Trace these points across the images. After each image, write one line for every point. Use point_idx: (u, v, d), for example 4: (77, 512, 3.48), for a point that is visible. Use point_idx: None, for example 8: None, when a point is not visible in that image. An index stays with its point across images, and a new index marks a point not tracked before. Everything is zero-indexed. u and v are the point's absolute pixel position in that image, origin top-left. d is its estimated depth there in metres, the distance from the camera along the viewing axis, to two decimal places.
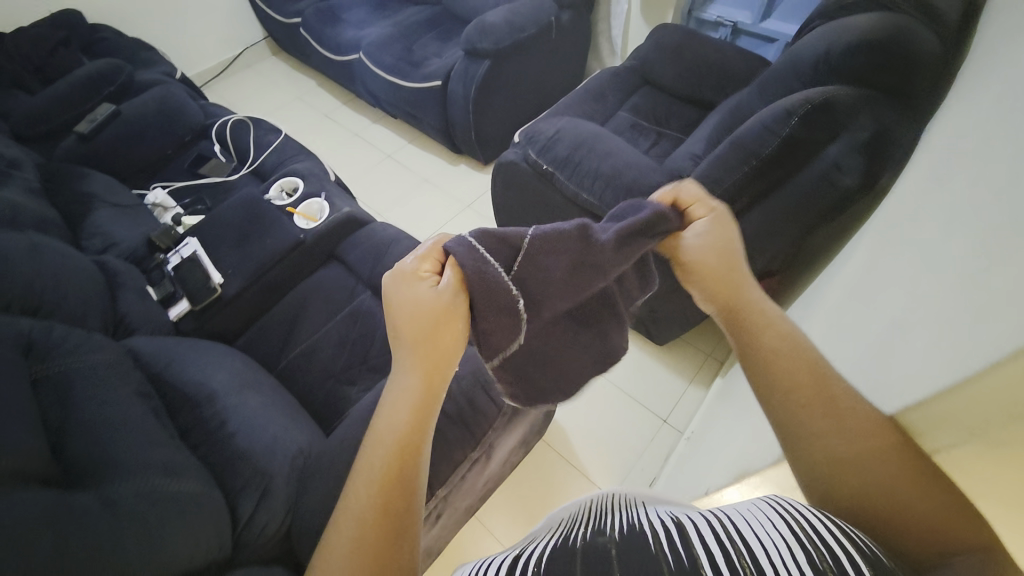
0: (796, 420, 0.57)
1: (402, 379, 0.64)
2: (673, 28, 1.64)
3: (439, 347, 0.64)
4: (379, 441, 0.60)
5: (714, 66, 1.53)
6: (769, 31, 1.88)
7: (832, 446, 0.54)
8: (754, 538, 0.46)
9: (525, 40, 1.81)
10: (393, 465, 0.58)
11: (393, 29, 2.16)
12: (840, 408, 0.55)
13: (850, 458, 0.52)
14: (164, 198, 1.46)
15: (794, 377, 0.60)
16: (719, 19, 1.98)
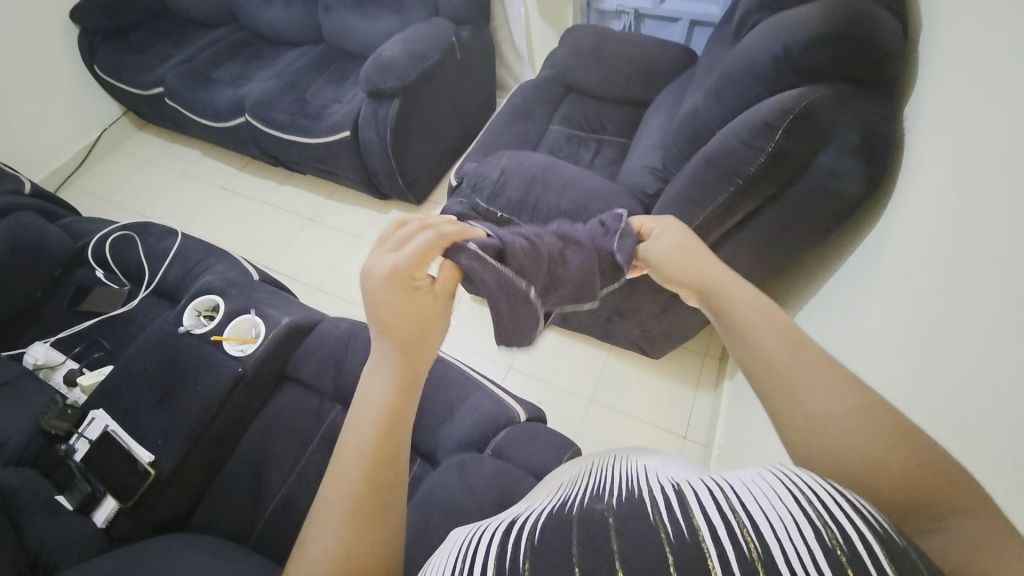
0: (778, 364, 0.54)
1: (376, 377, 0.57)
2: (583, 30, 1.57)
3: (421, 349, 0.57)
4: (360, 419, 0.55)
5: (635, 63, 1.47)
6: (671, 12, 1.86)
7: (815, 393, 0.50)
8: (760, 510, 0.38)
9: (430, 68, 1.66)
10: (377, 452, 0.53)
11: (277, 80, 1.91)
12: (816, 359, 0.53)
13: (832, 408, 0.48)
14: (49, 354, 1.18)
15: (761, 336, 0.56)
16: (619, 8, 1.93)
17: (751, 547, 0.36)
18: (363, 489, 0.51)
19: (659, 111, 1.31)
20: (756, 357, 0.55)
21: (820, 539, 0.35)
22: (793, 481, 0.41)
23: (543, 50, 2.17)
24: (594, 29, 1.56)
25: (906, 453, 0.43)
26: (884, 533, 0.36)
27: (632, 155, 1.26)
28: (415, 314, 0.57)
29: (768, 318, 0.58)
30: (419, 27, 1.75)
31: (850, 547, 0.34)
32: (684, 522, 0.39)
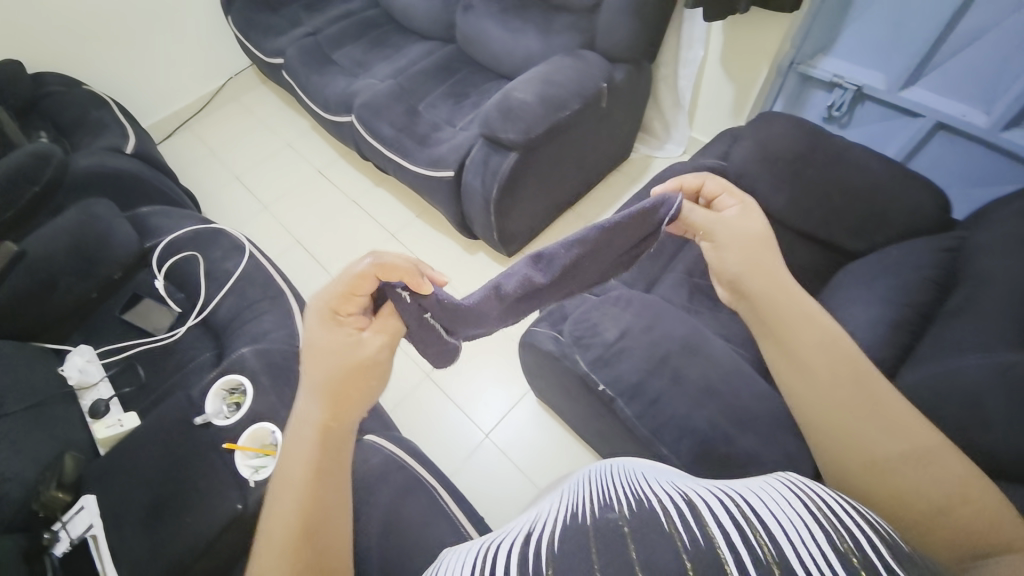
0: (838, 418, 0.62)
1: (299, 450, 0.55)
2: (783, 120, 1.15)
3: (345, 406, 0.57)
4: (284, 491, 0.54)
5: (850, 192, 1.04)
6: (911, 105, 1.35)
7: (874, 440, 0.60)
8: (773, 519, 0.49)
9: (567, 119, 1.34)
10: (313, 482, 0.54)
11: (395, 80, 1.71)
12: (877, 417, 0.61)
13: (892, 450, 0.59)
14: (89, 373, 1.08)
15: (824, 372, 0.64)
16: (836, 80, 1.44)
17: (772, 557, 0.44)
18: (305, 500, 0.53)
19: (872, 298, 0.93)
20: (812, 392, 0.65)
21: (831, 541, 0.46)
22: (808, 499, 0.52)
23: (711, 102, 1.74)
24: (800, 122, 1.14)
25: (963, 495, 0.55)
26: (893, 543, 0.46)
27: None
28: (343, 385, 0.57)
29: (811, 332, 0.67)
30: (566, 60, 1.42)
31: (863, 558, 0.43)
32: (703, 534, 0.48)
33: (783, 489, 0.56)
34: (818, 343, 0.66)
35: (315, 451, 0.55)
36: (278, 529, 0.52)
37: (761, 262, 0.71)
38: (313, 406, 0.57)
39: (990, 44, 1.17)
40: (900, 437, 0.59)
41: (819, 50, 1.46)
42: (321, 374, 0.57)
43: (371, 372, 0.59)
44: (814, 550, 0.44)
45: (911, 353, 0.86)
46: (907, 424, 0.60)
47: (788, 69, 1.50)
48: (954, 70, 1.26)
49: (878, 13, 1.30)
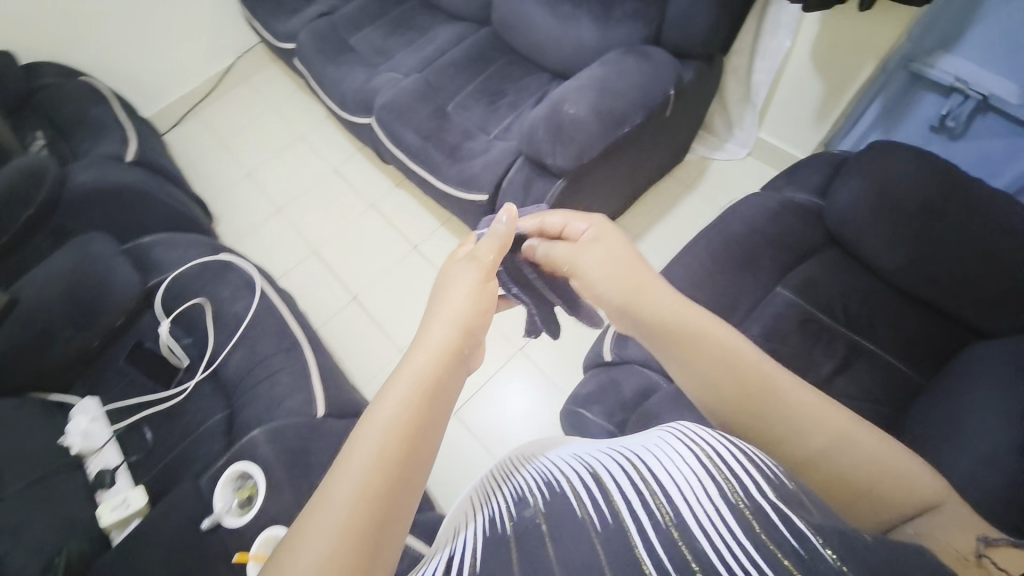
0: (779, 426, 0.53)
1: (398, 376, 0.42)
2: (907, 153, 0.92)
3: (465, 344, 0.47)
4: (374, 421, 0.39)
5: (992, 258, 0.83)
6: None
7: (815, 445, 0.53)
8: (673, 475, 0.43)
9: (625, 139, 1.13)
10: (421, 414, 0.40)
11: (421, 75, 1.49)
12: (808, 414, 0.54)
13: (826, 448, 0.52)
14: (93, 437, 0.99)
15: (734, 385, 0.55)
16: (955, 85, 1.16)
17: (671, 518, 0.40)
18: (403, 435, 0.38)
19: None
20: (734, 419, 0.55)
21: (725, 489, 0.41)
22: (700, 443, 0.46)
23: (789, 100, 1.47)
24: (930, 157, 0.91)
25: (896, 473, 0.54)
26: (777, 483, 0.41)
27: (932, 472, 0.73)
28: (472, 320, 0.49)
29: (701, 336, 0.57)
30: (629, 63, 1.16)
31: (753, 506, 0.39)
32: (609, 513, 0.42)
33: (676, 439, 0.49)
34: (718, 360, 0.56)
35: (423, 379, 0.42)
36: (361, 464, 0.36)
37: (632, 271, 0.63)
38: (433, 339, 0.45)
39: None
40: (830, 427, 0.54)
41: (940, 44, 1.16)
42: (454, 303, 0.49)
43: (484, 317, 0.51)
44: (709, 503, 0.40)
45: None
46: (823, 412, 0.54)
47: (893, 67, 1.22)
48: None
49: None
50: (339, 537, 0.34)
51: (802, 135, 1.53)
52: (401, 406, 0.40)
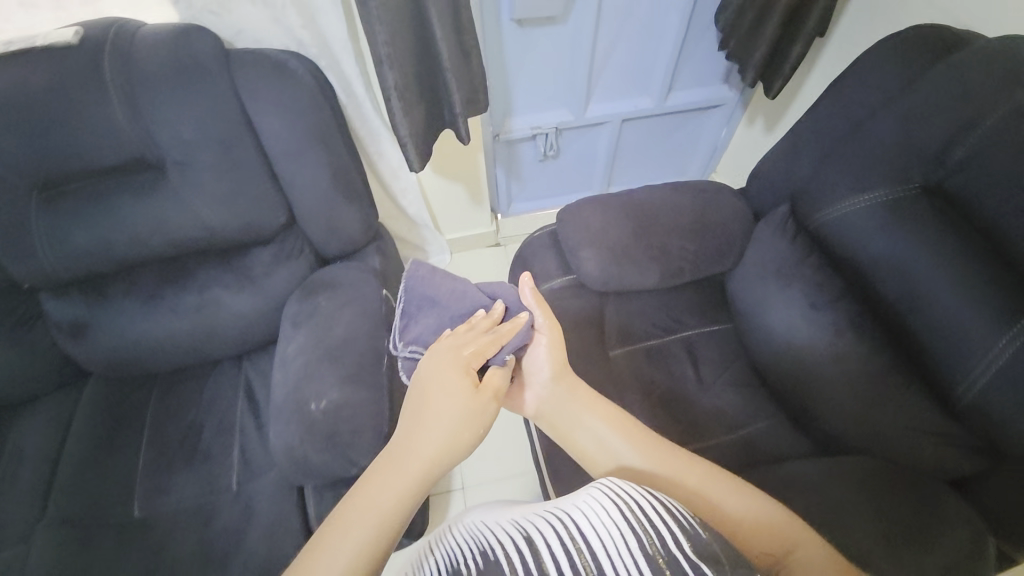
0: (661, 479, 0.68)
1: (401, 476, 0.63)
2: (584, 209, 1.08)
3: (442, 464, 0.66)
4: (375, 504, 0.60)
5: (690, 230, 1.05)
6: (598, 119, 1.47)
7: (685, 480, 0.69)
8: (592, 536, 0.47)
9: (392, 365, 0.95)
10: (402, 503, 0.62)
11: (52, 516, 0.92)
12: (687, 472, 0.70)
13: (693, 485, 0.68)
14: None
15: (629, 442, 0.74)
16: (534, 130, 1.46)
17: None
18: (386, 523, 0.59)
19: (789, 290, 0.94)
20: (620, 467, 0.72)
21: (643, 548, 0.45)
22: (620, 495, 0.52)
23: (444, 205, 1.57)
24: (597, 202, 1.09)
25: (761, 530, 0.65)
26: (695, 532, 0.47)
27: (819, 389, 0.88)
28: (457, 445, 0.66)
29: (634, 431, 0.76)
30: (320, 298, 0.98)
31: (669, 554, 0.44)
32: (538, 573, 0.46)
33: (601, 493, 0.53)
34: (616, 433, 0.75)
35: (401, 493, 0.62)
36: (343, 553, 0.56)
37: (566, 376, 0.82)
38: (427, 449, 0.65)
39: (625, 48, 1.32)
40: (708, 475, 0.70)
41: (503, 114, 1.42)
42: (440, 424, 0.66)
43: (459, 450, 0.67)
44: (626, 559, 0.44)
45: (860, 314, 0.86)
46: (702, 474, 0.70)
47: (488, 142, 1.45)
48: (612, 78, 1.39)
49: (532, 64, 1.30)
50: None
51: (475, 218, 1.66)
52: (394, 495, 0.61)
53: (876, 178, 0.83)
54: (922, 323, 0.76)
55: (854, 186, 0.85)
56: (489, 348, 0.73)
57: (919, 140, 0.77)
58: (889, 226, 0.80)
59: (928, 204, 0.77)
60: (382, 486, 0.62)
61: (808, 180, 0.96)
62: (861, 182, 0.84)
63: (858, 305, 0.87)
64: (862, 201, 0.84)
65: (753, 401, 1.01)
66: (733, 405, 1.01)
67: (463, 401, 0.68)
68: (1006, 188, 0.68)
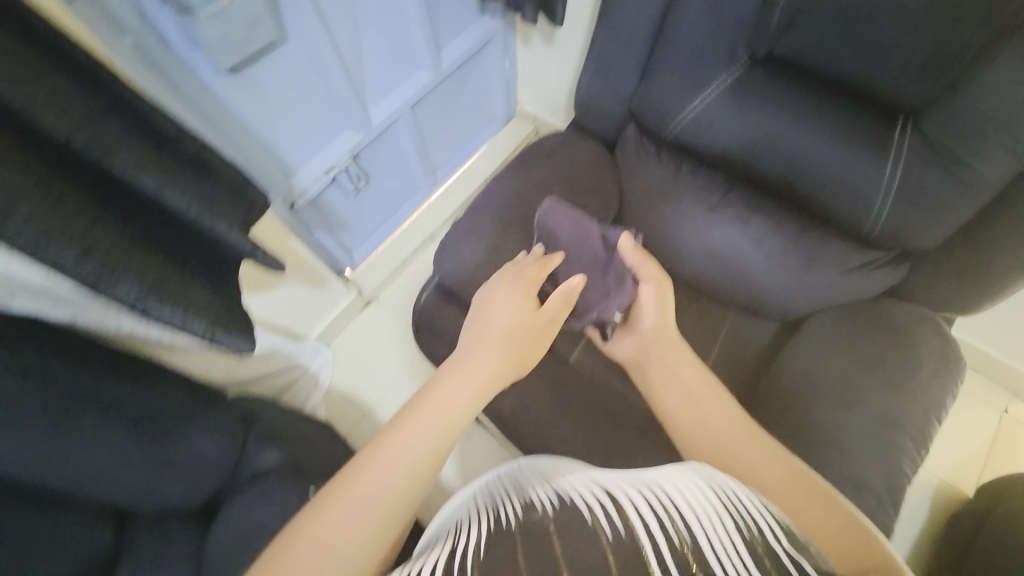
0: (737, 456, 0.65)
1: (467, 377, 0.67)
2: (457, 248, 0.93)
3: (498, 378, 0.69)
4: (444, 402, 0.64)
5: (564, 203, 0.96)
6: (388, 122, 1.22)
7: (751, 462, 0.64)
8: (689, 505, 0.44)
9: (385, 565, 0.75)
10: (464, 407, 0.64)
11: None
12: (758, 456, 0.65)
13: (767, 473, 0.62)
14: None
15: (716, 423, 0.70)
16: (331, 173, 1.16)
17: (688, 546, 0.40)
18: (449, 424, 0.62)
19: (684, 206, 0.92)
20: (710, 434, 0.69)
21: (742, 531, 0.42)
22: (719, 482, 0.49)
23: (290, 309, 1.26)
24: (463, 232, 0.94)
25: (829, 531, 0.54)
26: (793, 540, 0.43)
27: (755, 277, 0.90)
28: (507, 364, 0.71)
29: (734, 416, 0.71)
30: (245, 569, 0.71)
31: (769, 549, 0.40)
32: (624, 526, 0.42)
33: (703, 476, 0.50)
34: (709, 415, 0.72)
35: (468, 394, 0.65)
36: (413, 441, 0.59)
37: (657, 341, 0.82)
38: (486, 360, 0.69)
39: (370, 31, 1.06)
40: (780, 460, 0.64)
41: (285, 176, 1.09)
42: (496, 333, 0.73)
43: (510, 369, 0.71)
44: (727, 535, 0.41)
45: (757, 195, 0.86)
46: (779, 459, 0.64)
47: (288, 214, 1.11)
48: (376, 70, 1.13)
49: (281, 105, 0.98)
50: (382, 488, 0.55)
51: (329, 298, 1.36)
52: (460, 392, 0.65)
53: (709, 69, 0.79)
54: (813, 182, 0.77)
55: (691, 83, 0.81)
56: (540, 278, 0.79)
57: (733, 15, 0.73)
58: (743, 111, 0.78)
59: (766, 78, 0.75)
60: (454, 385, 0.66)
61: (641, 92, 0.89)
62: (695, 79, 0.80)
63: (754, 189, 0.86)
64: (706, 96, 0.81)
65: (709, 314, 1.01)
66: (698, 328, 0.99)
67: (514, 309, 0.75)
68: (825, 41, 0.67)
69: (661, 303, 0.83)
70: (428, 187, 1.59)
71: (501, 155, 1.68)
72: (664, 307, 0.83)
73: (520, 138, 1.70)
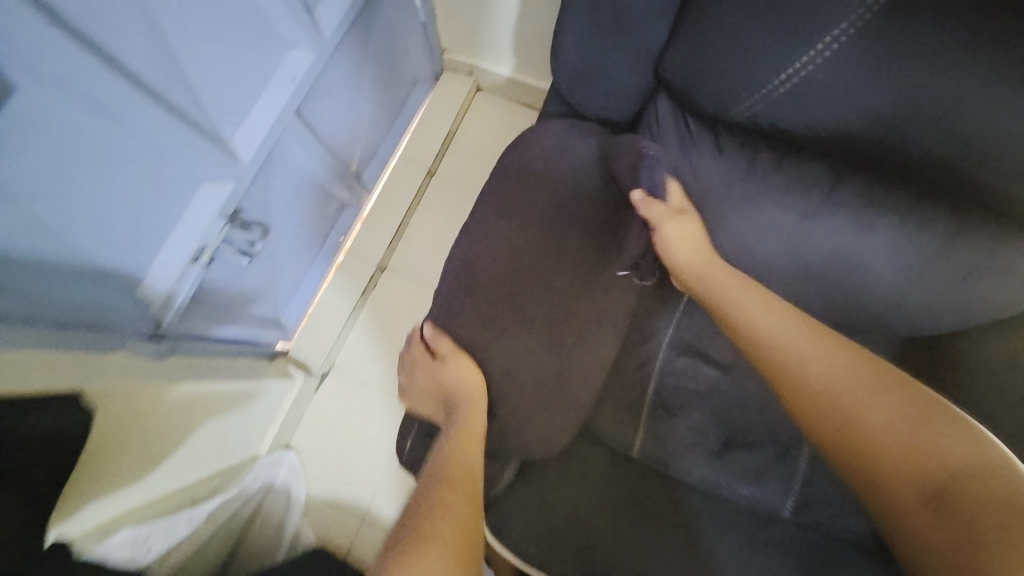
0: (865, 416, 0.47)
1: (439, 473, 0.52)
2: (432, 369, 0.60)
3: (473, 449, 0.55)
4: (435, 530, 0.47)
5: (578, 251, 0.62)
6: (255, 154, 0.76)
7: (874, 423, 0.46)
8: None
9: None
10: (459, 526, 0.48)
11: None
12: (879, 450, 0.45)
13: (891, 418, 0.46)
14: None
15: (834, 377, 0.49)
16: (193, 256, 0.74)
17: None
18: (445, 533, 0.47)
19: (761, 219, 0.60)
20: (812, 392, 0.49)
21: None
22: None
23: (217, 453, 0.87)
24: (438, 341, 0.59)
25: (919, 453, 0.44)
26: None
27: (885, 301, 0.61)
28: (470, 426, 0.56)
29: (849, 360, 0.50)
30: None
31: None
32: None
33: None
34: (825, 365, 0.50)
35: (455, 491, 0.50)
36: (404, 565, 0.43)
37: (721, 281, 0.58)
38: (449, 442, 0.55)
39: (171, 12, 0.58)
40: (915, 421, 0.46)
41: (124, 290, 0.67)
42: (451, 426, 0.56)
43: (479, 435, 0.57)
44: None
45: (877, 180, 0.56)
46: (933, 432, 0.44)
47: (149, 343, 0.72)
48: (214, 74, 0.66)
49: (51, 201, 0.54)
50: None
51: (268, 401, 1.00)
52: (445, 503, 0.49)
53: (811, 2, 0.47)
54: None
55: (775, 31, 0.50)
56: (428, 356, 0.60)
57: None
58: (873, 64, 0.48)
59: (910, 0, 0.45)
60: (436, 493, 0.50)
61: (684, 56, 0.56)
62: (784, 25, 0.49)
63: (868, 172, 0.56)
64: (813, 55, 0.49)
65: None
66: None
67: (446, 372, 0.59)
68: None
69: (692, 239, 0.60)
70: (356, 200, 1.15)
71: (439, 130, 1.24)
72: (695, 241, 0.60)
73: (458, 99, 1.24)
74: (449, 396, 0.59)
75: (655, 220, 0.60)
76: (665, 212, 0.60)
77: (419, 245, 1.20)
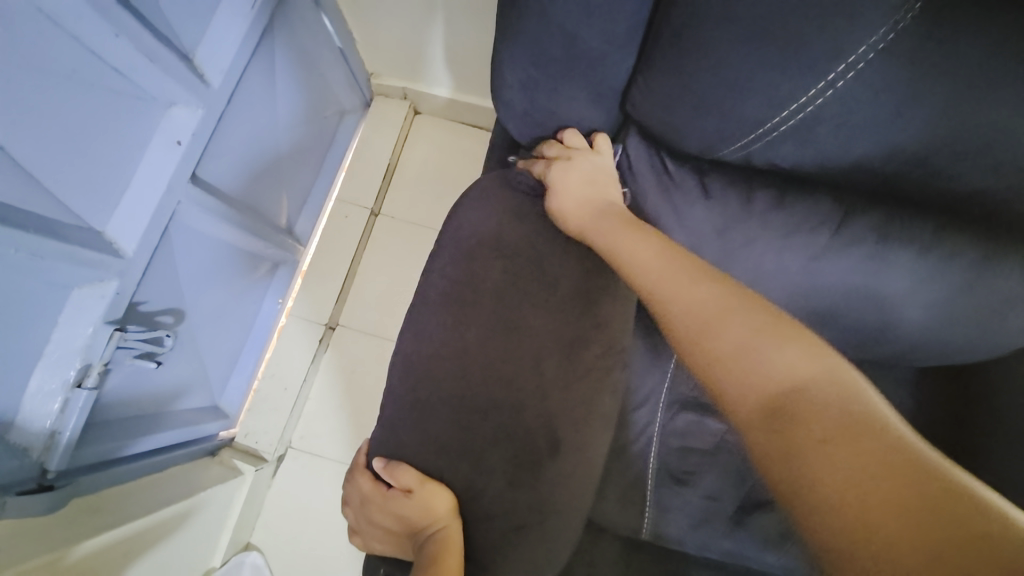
0: (717, 327, 0.40)
1: None
2: (391, 503, 0.47)
3: None
4: None
5: (554, 328, 0.51)
6: (138, 238, 0.61)
7: (747, 339, 0.39)
8: None
9: None
10: None
11: None
12: (748, 378, 0.37)
13: (744, 332, 0.39)
14: None
15: (687, 287, 0.43)
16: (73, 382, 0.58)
17: None
18: None
19: (764, 265, 0.51)
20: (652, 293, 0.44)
21: None
22: None
23: None
24: (396, 469, 0.47)
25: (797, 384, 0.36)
26: None
27: (909, 340, 0.53)
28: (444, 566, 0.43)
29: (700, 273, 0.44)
30: None
31: None
32: None
33: None
34: (670, 274, 0.44)
35: None
36: None
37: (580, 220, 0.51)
38: None
39: None
40: (775, 334, 0.38)
41: None
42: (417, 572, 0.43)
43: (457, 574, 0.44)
44: None
45: (893, 213, 0.48)
46: (775, 338, 0.38)
47: (35, 498, 0.57)
48: (64, 158, 0.52)
49: None
50: None
51: (215, 507, 0.85)
52: None
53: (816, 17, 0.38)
54: None
55: (772, 59, 0.41)
56: (387, 493, 0.48)
57: None
58: (894, 85, 0.40)
59: (933, 13, 0.37)
60: None
61: (659, 95, 0.47)
62: (785, 51, 0.40)
63: (883, 205, 0.48)
64: (822, 88, 0.41)
65: None
66: None
67: (400, 508, 0.47)
68: None
69: (576, 337, 0.51)
70: (291, 255, 1.01)
71: (379, 163, 1.10)
72: (580, 339, 0.51)
73: (396, 126, 1.11)
74: (418, 530, 0.47)
75: (523, 324, 0.50)
76: (529, 312, 0.50)
77: (372, 295, 1.07)
